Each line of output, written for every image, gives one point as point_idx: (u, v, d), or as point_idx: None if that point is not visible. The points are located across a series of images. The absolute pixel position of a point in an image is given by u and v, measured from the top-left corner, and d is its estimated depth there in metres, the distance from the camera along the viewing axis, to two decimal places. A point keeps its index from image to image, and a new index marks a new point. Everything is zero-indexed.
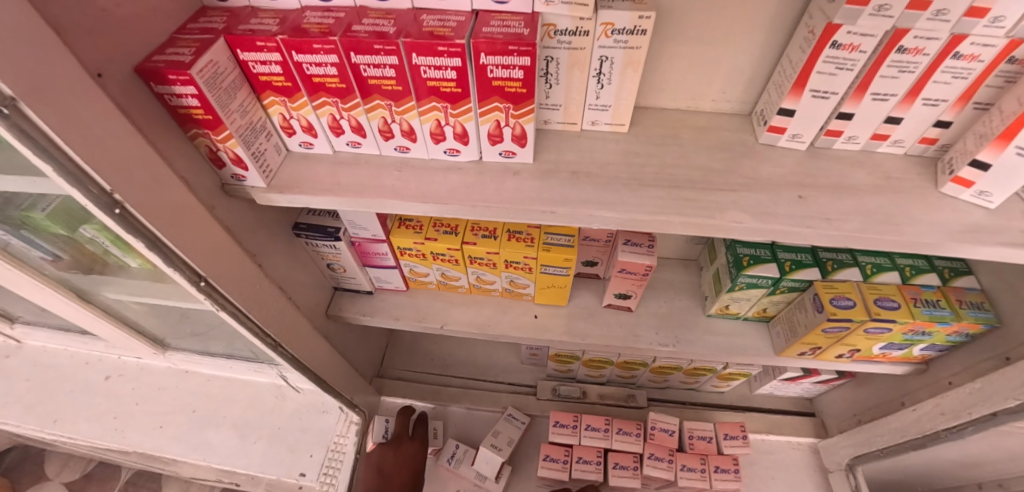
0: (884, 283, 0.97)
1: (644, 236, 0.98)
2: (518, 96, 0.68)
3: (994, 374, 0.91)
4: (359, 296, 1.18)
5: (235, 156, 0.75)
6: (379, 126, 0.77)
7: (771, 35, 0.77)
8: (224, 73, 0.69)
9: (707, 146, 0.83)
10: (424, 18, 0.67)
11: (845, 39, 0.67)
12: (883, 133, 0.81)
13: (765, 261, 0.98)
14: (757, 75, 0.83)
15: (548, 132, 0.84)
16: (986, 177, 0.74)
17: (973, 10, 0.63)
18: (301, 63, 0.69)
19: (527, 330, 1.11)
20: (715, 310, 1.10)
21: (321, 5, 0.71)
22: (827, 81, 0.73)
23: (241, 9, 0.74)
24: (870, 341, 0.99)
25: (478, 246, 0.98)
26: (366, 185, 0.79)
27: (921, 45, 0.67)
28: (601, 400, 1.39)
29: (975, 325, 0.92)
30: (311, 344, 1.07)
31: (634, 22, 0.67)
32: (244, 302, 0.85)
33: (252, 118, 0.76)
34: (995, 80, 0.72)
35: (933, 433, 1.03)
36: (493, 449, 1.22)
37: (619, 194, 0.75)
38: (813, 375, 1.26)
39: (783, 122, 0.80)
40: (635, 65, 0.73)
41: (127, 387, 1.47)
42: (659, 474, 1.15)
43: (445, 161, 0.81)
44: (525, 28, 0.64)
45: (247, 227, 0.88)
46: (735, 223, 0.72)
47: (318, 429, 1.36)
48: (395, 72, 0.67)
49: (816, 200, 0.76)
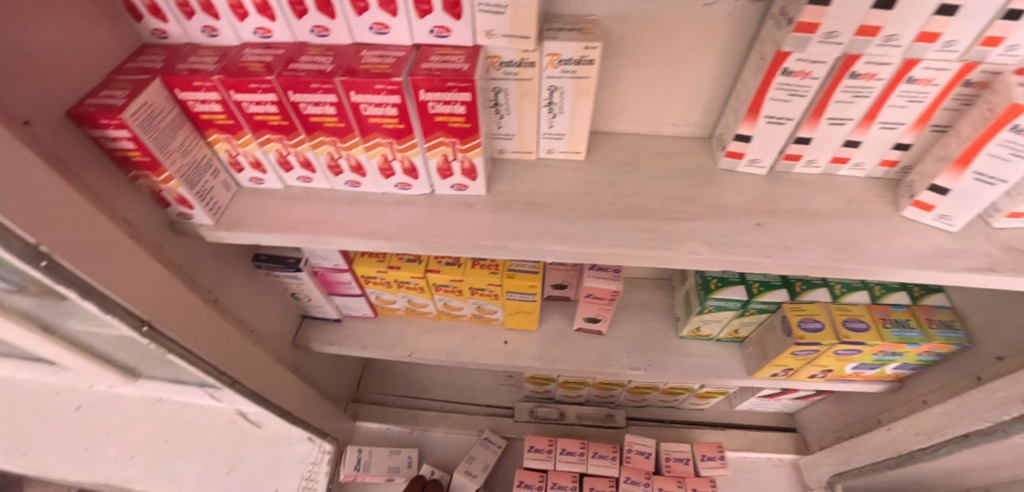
0: (854, 303, 0.96)
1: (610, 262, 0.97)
2: (463, 130, 0.67)
3: (965, 395, 0.90)
4: (327, 325, 1.16)
5: (179, 196, 0.73)
6: (327, 162, 0.75)
7: (726, 60, 0.76)
8: (162, 114, 0.66)
9: (667, 173, 0.81)
10: (365, 53, 0.66)
11: (795, 66, 0.66)
12: (843, 156, 0.79)
13: (733, 283, 0.97)
14: (715, 99, 0.81)
15: (504, 161, 0.82)
16: (947, 201, 0.73)
17: (923, 35, 0.62)
18: (241, 102, 0.67)
19: (497, 357, 1.09)
20: (687, 332, 1.09)
21: (261, 42, 0.70)
22: (781, 107, 0.72)
23: (181, 46, 0.72)
24: (842, 362, 0.98)
25: (442, 274, 0.96)
26: (316, 221, 0.77)
27: (874, 70, 0.66)
28: (580, 421, 1.37)
29: (945, 345, 0.91)
30: (275, 376, 1.05)
31: (581, 53, 0.66)
32: (193, 343, 0.83)
33: (196, 156, 0.74)
34: (952, 103, 0.70)
35: (909, 453, 1.02)
36: (467, 477, 1.20)
37: (573, 226, 0.73)
38: (792, 392, 1.24)
39: (740, 147, 0.78)
40: (586, 94, 0.71)
41: (98, 417, 1.43)
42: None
43: (398, 195, 0.79)
44: (465, 63, 0.63)
45: (201, 264, 0.86)
46: (692, 254, 0.71)
47: (293, 457, 1.34)
48: (336, 110, 0.66)
49: (774, 227, 0.75)
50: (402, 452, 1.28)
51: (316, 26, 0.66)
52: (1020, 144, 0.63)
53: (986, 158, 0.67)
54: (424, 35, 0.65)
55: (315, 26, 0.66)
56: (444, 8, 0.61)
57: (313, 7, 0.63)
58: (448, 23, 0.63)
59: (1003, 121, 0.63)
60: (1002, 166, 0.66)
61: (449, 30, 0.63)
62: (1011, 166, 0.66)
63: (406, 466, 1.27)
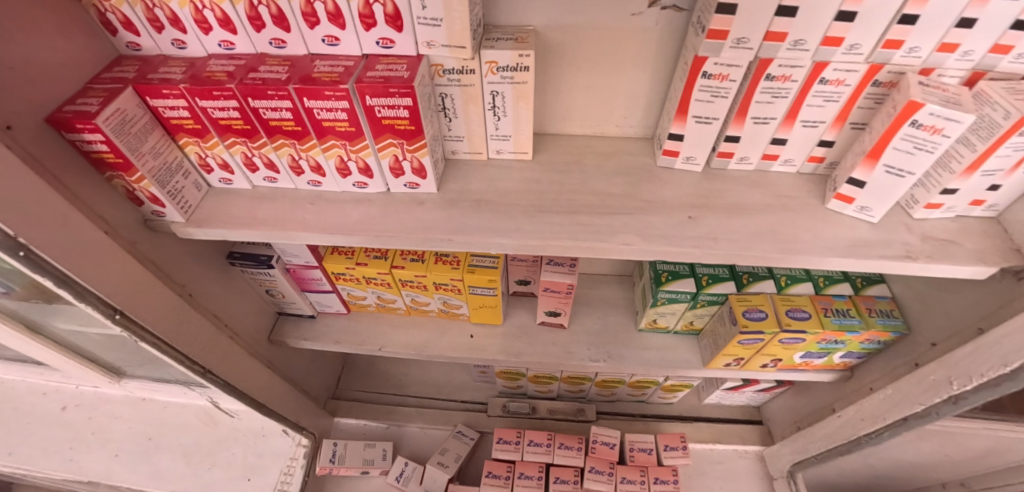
0: (797, 294, 1.01)
1: (566, 257, 1.02)
2: (409, 133, 0.73)
3: (902, 380, 0.94)
4: (303, 321, 1.22)
5: (151, 195, 0.79)
6: (290, 163, 0.81)
7: (659, 65, 0.81)
8: (133, 119, 0.72)
9: (608, 171, 0.87)
10: (318, 63, 0.72)
11: (713, 70, 0.72)
12: (772, 153, 0.85)
13: (683, 276, 1.02)
14: (654, 102, 0.87)
15: (457, 162, 0.88)
16: (864, 193, 0.79)
17: (828, 40, 0.67)
18: (206, 108, 0.73)
19: (463, 350, 1.15)
20: (645, 324, 1.13)
21: (226, 53, 0.76)
22: (706, 107, 0.78)
23: (153, 57, 0.78)
24: (789, 351, 1.03)
25: (407, 270, 1.02)
26: (280, 218, 0.83)
27: (787, 72, 0.72)
28: (551, 415, 1.41)
29: (884, 332, 0.95)
30: (250, 370, 1.10)
31: (516, 60, 0.72)
32: (165, 333, 0.88)
33: (167, 158, 0.80)
34: (866, 102, 0.76)
35: (857, 439, 1.06)
36: (440, 467, 1.25)
37: (515, 221, 0.79)
38: (753, 384, 1.28)
39: (675, 145, 0.84)
40: (526, 98, 0.77)
41: (85, 416, 1.49)
42: (601, 486, 1.17)
43: (356, 193, 0.85)
44: (407, 70, 0.68)
45: (175, 260, 0.91)
46: (624, 245, 0.76)
47: (272, 452, 1.38)
48: (292, 114, 0.72)
49: (705, 220, 0.80)
50: (376, 445, 1.33)
51: (274, 39, 0.72)
52: (921, 138, 0.69)
53: (892, 152, 0.72)
54: (371, 46, 0.71)
55: (273, 39, 0.72)
56: (387, 21, 0.67)
57: (270, 21, 0.70)
58: (392, 35, 0.69)
59: (903, 117, 0.68)
60: (908, 159, 0.72)
61: (393, 41, 0.70)
62: (915, 159, 0.72)
63: (380, 459, 1.32)
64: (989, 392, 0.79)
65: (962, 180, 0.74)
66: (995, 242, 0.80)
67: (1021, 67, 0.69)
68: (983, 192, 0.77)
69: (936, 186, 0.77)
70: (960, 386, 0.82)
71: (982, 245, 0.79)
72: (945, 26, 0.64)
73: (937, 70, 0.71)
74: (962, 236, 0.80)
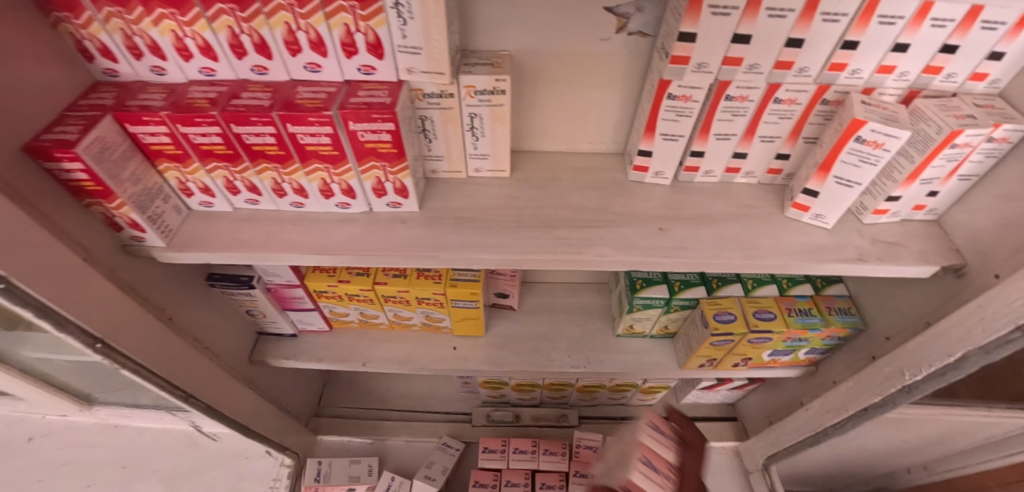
0: (763, 295, 1.07)
1: (664, 465, 0.75)
2: (391, 155, 0.75)
3: (862, 373, 1.01)
4: (283, 340, 1.21)
5: (131, 221, 0.79)
6: (272, 186, 0.82)
7: (627, 86, 0.87)
8: (113, 146, 0.73)
9: (583, 187, 0.91)
10: (300, 89, 0.74)
11: (677, 91, 0.77)
12: (734, 167, 0.91)
13: (656, 283, 1.08)
14: (623, 120, 0.92)
15: (437, 181, 0.91)
16: (818, 202, 0.85)
17: (780, 64, 0.73)
18: (188, 134, 0.74)
19: (446, 362, 1.17)
20: (622, 330, 1.18)
21: (206, 79, 0.77)
22: (672, 126, 0.82)
23: (132, 83, 0.78)
24: (758, 350, 1.09)
25: (390, 285, 1.04)
26: (264, 239, 0.84)
27: (744, 93, 0.78)
28: (534, 422, 1.44)
29: (843, 328, 1.02)
30: (231, 392, 1.09)
31: (493, 84, 0.76)
32: (146, 358, 0.87)
33: (146, 184, 0.79)
34: (816, 119, 0.82)
35: (823, 430, 1.12)
36: (427, 481, 1.25)
37: (497, 237, 0.82)
38: (727, 382, 1.34)
39: (644, 161, 0.89)
40: (503, 119, 0.81)
41: (52, 447, 1.42)
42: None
43: (339, 213, 0.87)
44: (388, 97, 0.72)
45: (154, 284, 0.91)
46: (601, 257, 0.79)
47: (256, 473, 1.36)
48: (275, 139, 0.73)
49: (675, 231, 0.85)
50: (361, 460, 1.33)
51: (255, 66, 0.74)
52: (865, 152, 0.76)
53: (841, 165, 0.79)
54: (352, 72, 0.73)
55: (255, 66, 0.74)
56: (368, 49, 0.70)
57: (252, 49, 0.71)
58: (373, 62, 0.71)
59: (849, 133, 0.74)
60: (855, 171, 0.79)
61: (374, 68, 0.72)
62: (861, 171, 0.78)
63: (366, 474, 1.31)
64: (940, 378, 0.86)
65: (904, 189, 0.82)
66: (936, 243, 0.88)
67: (949, 85, 0.78)
68: (923, 197, 0.85)
69: (882, 193, 0.84)
70: (912, 376, 0.89)
71: (925, 247, 0.87)
72: (883, 49, 0.72)
73: (878, 90, 0.78)
74: (907, 239, 0.88)
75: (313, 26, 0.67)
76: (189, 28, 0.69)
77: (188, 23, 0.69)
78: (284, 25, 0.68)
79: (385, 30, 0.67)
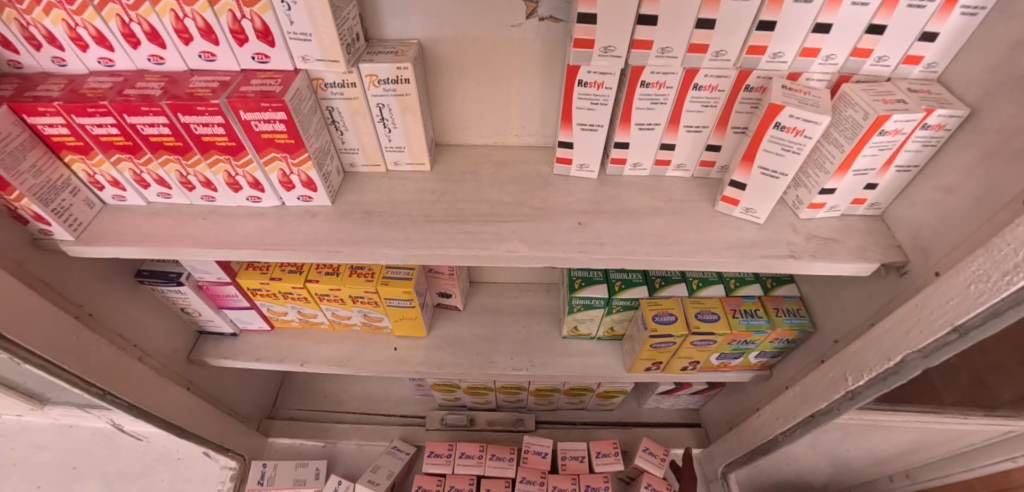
0: (708, 296, 1.02)
1: None
2: (290, 146, 0.73)
3: (809, 377, 0.96)
4: (224, 339, 1.20)
5: (34, 214, 0.76)
6: (179, 179, 0.81)
7: (547, 75, 0.83)
8: (8, 137, 0.70)
9: (503, 180, 0.88)
10: (196, 79, 0.72)
11: (588, 78, 0.74)
12: (664, 159, 0.87)
13: (596, 282, 1.03)
14: (548, 112, 0.89)
15: (356, 175, 0.89)
16: (746, 195, 0.81)
17: (693, 47, 0.70)
18: (84, 125, 0.73)
19: (386, 364, 1.14)
20: (567, 332, 1.15)
21: (106, 70, 0.76)
22: (589, 115, 0.79)
23: (36, 74, 0.77)
24: (704, 353, 1.04)
25: (321, 283, 1.01)
26: (173, 234, 0.82)
27: (660, 79, 0.74)
28: (490, 426, 1.41)
29: (790, 330, 0.97)
30: (163, 391, 1.07)
31: (395, 73, 0.73)
32: (52, 352, 0.84)
33: (51, 176, 0.78)
34: (743, 107, 0.78)
35: (774, 438, 1.06)
36: (370, 485, 1.20)
37: (405, 231, 0.79)
38: (686, 387, 1.29)
39: (567, 153, 0.85)
40: (412, 109, 0.78)
41: (3, 446, 1.41)
42: (655, 468, 1.21)
43: (251, 207, 0.85)
44: (280, 85, 0.69)
45: (73, 280, 0.89)
46: (509, 252, 0.76)
47: (202, 476, 1.34)
48: (170, 130, 0.72)
49: (593, 226, 0.81)
50: (309, 464, 1.29)
51: (152, 56, 0.72)
52: (787, 140, 0.71)
53: (764, 154, 0.75)
54: (248, 61, 0.72)
55: (151, 55, 0.72)
56: (258, 37, 0.68)
57: (144, 38, 0.70)
58: (266, 50, 0.70)
59: (768, 119, 0.70)
60: (779, 160, 0.74)
61: (268, 56, 0.70)
62: (785, 160, 0.74)
63: (313, 478, 1.27)
64: (880, 386, 0.81)
65: (837, 180, 0.77)
66: (878, 239, 0.83)
67: (883, 69, 0.73)
68: (861, 190, 0.80)
69: (815, 186, 0.79)
70: (855, 381, 0.84)
71: (862, 243, 0.82)
72: (802, 30, 0.68)
73: (804, 75, 0.74)
74: (845, 234, 0.83)
75: (198, 13, 0.66)
76: (78, 17, 0.68)
77: (77, 11, 0.67)
78: (170, 12, 0.66)
79: (271, 16, 0.65)
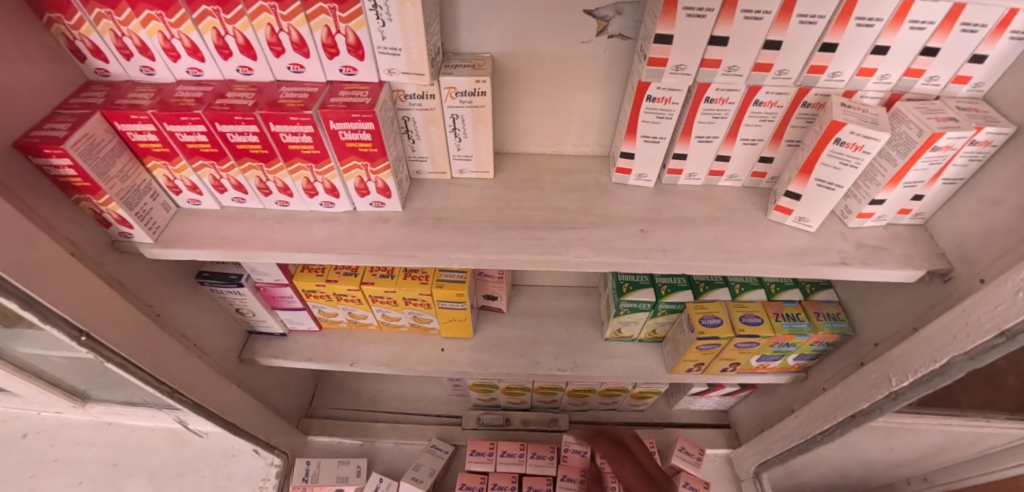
0: (750, 300, 1.06)
1: None
2: (372, 154, 0.77)
3: (850, 379, 1.00)
4: (273, 339, 1.22)
5: (119, 217, 0.79)
6: (257, 185, 0.84)
7: (609, 88, 0.87)
8: (100, 144, 0.73)
9: (564, 188, 0.91)
10: (284, 89, 0.76)
11: (657, 94, 0.78)
12: (718, 170, 0.91)
13: (643, 286, 1.07)
14: (606, 123, 0.92)
15: (422, 181, 0.92)
16: (800, 205, 0.85)
17: (759, 66, 0.74)
18: (174, 132, 0.75)
19: (434, 364, 1.17)
20: (610, 334, 1.18)
21: (192, 79, 0.78)
22: (653, 128, 0.83)
23: (122, 83, 0.79)
24: (746, 355, 1.08)
25: (376, 285, 1.04)
26: (250, 237, 0.85)
27: (724, 95, 0.78)
28: (524, 425, 1.45)
29: (831, 334, 1.01)
30: (219, 389, 1.09)
31: (473, 86, 0.76)
32: (131, 352, 0.88)
33: (135, 181, 0.80)
34: (799, 122, 0.82)
35: (812, 438, 1.10)
36: (414, 482, 1.23)
37: (475, 237, 0.83)
38: (718, 389, 1.33)
39: (627, 164, 0.89)
40: (484, 120, 0.81)
41: (44, 444, 1.42)
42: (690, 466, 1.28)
43: (323, 212, 0.88)
44: (368, 97, 0.73)
45: (145, 281, 0.92)
46: (579, 257, 0.80)
47: (243, 473, 1.37)
48: (258, 138, 0.75)
49: (655, 233, 0.85)
50: (351, 462, 1.31)
51: (241, 67, 0.75)
52: (845, 154, 0.75)
53: (822, 168, 0.79)
54: (335, 73, 0.75)
55: (240, 66, 0.75)
56: (349, 51, 0.71)
57: (236, 50, 0.73)
58: (354, 63, 0.73)
59: (829, 135, 0.74)
60: (836, 174, 0.78)
61: (355, 69, 0.74)
62: (842, 174, 0.78)
63: (354, 476, 1.29)
64: (925, 386, 0.85)
65: (887, 192, 0.81)
66: (922, 247, 0.87)
67: (933, 88, 0.77)
68: (908, 202, 0.84)
69: (866, 197, 0.84)
70: (899, 382, 0.89)
71: (908, 252, 0.86)
72: (863, 51, 0.72)
73: (859, 93, 0.78)
74: (891, 243, 0.87)
75: (294, 28, 0.69)
76: (176, 29, 0.70)
77: (175, 24, 0.70)
78: (267, 26, 0.69)
79: (365, 31, 0.68)
